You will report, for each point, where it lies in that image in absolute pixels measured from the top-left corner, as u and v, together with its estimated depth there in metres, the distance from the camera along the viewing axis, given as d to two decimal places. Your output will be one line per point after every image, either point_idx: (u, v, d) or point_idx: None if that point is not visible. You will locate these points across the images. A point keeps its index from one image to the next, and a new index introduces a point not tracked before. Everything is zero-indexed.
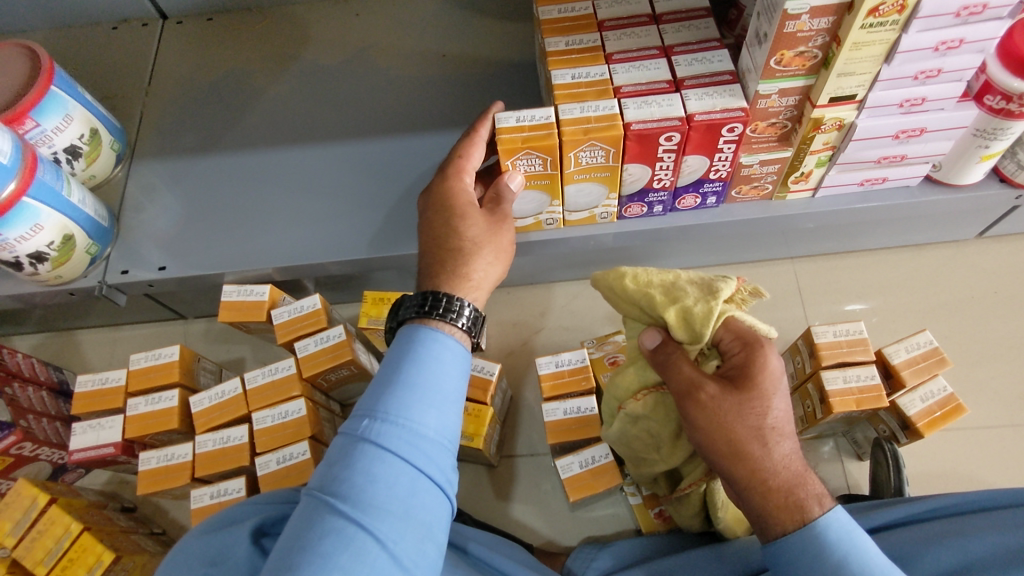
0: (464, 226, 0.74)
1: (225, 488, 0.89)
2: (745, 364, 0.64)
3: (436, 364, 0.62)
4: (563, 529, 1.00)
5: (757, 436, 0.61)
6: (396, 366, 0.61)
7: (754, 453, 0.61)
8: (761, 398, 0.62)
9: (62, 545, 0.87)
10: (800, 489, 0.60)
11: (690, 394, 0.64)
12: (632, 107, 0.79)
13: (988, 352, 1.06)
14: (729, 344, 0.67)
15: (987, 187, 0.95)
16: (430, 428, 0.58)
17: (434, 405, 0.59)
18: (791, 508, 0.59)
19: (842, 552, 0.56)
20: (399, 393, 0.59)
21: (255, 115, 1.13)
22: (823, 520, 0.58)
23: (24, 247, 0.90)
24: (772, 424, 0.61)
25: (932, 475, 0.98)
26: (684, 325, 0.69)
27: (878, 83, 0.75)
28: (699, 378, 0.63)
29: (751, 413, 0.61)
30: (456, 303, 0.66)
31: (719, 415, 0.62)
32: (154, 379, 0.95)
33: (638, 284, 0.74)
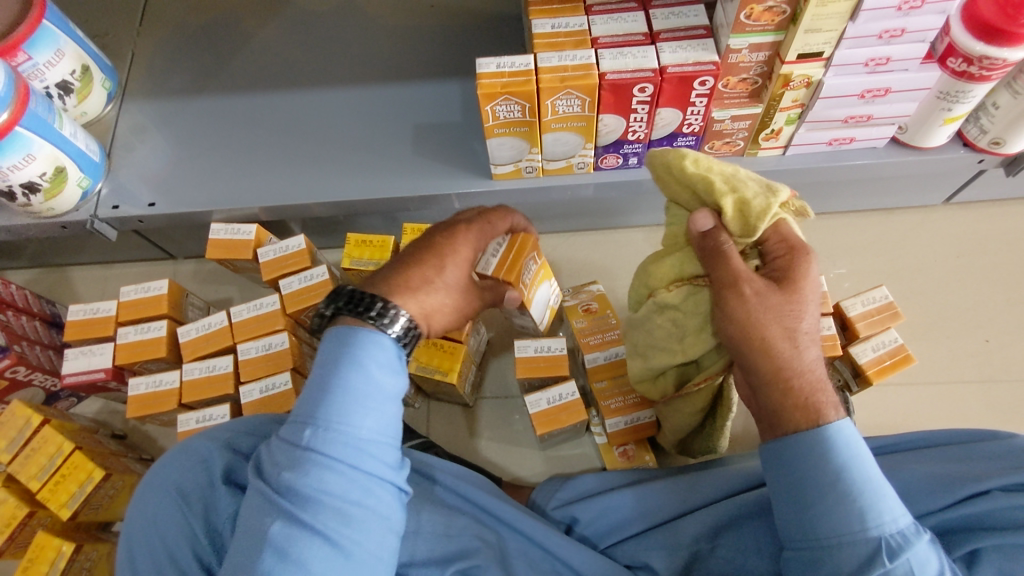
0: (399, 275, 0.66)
1: (210, 413, 0.94)
2: (789, 268, 0.66)
3: (374, 365, 0.60)
4: (533, 466, 1.05)
5: (790, 336, 0.62)
6: (329, 370, 0.59)
7: (780, 350, 0.62)
8: (801, 303, 0.63)
9: (54, 462, 0.91)
10: (820, 394, 0.62)
11: (735, 285, 0.64)
12: (608, 57, 0.82)
13: (947, 312, 1.10)
14: (775, 247, 0.68)
15: (951, 150, 0.98)
16: (368, 430, 0.58)
17: (373, 409, 0.59)
18: (805, 407, 0.61)
19: (845, 458, 0.59)
20: (333, 399, 0.58)
21: (245, 58, 1.15)
22: (835, 424, 0.60)
23: (17, 176, 0.93)
24: (807, 330, 0.63)
25: (884, 425, 1.03)
26: (739, 215, 0.68)
27: (844, 41, 0.78)
28: (745, 273, 0.64)
29: (790, 314, 0.63)
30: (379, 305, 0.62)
31: (755, 314, 0.63)
32: (143, 310, 0.99)
33: (696, 168, 0.70)
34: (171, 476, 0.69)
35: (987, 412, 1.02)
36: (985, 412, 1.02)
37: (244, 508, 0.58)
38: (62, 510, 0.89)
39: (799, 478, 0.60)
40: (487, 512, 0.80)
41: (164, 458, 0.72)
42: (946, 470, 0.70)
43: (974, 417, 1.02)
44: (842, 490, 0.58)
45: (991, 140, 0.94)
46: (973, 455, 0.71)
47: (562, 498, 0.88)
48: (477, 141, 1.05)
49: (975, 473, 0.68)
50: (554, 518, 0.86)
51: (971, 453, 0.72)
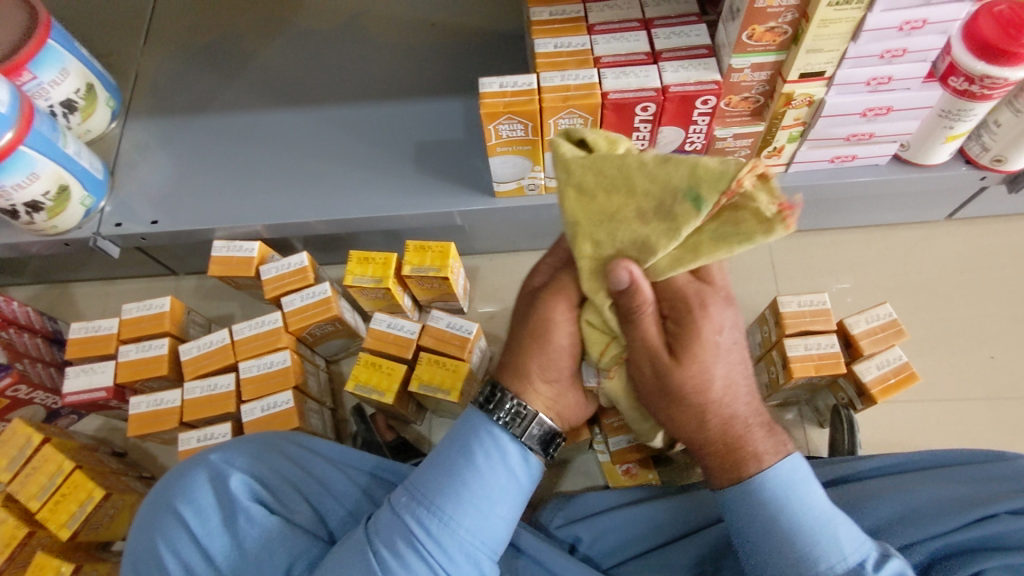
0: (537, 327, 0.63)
1: (211, 432, 0.94)
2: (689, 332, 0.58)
3: (504, 471, 0.61)
4: (535, 484, 1.05)
5: (696, 413, 0.61)
6: (456, 452, 0.62)
7: (684, 421, 0.62)
8: (703, 369, 0.59)
9: (55, 481, 0.91)
10: (742, 446, 0.60)
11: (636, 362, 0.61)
12: (610, 77, 0.82)
13: (951, 328, 1.10)
14: (662, 302, 0.60)
15: (953, 167, 0.98)
16: (474, 532, 0.60)
17: (480, 508, 0.60)
18: (726, 466, 0.61)
19: (771, 513, 0.58)
20: (449, 486, 0.60)
21: (248, 76, 1.15)
22: (758, 478, 0.59)
23: (21, 195, 0.93)
24: (714, 395, 0.60)
25: (889, 443, 1.02)
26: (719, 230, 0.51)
27: (846, 60, 0.78)
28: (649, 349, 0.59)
29: (689, 390, 0.59)
30: (508, 405, 0.62)
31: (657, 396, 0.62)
32: (145, 328, 0.99)
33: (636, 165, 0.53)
34: (183, 493, 0.70)
35: (992, 430, 1.02)
36: (990, 430, 1.02)
37: (342, 546, 0.62)
38: (62, 530, 0.89)
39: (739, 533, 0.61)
40: (490, 532, 0.79)
41: (171, 474, 0.73)
42: (953, 492, 0.70)
43: (979, 435, 1.01)
44: (779, 535, 0.58)
45: (993, 157, 0.94)
46: (980, 476, 0.71)
47: (565, 517, 0.87)
48: (480, 158, 1.05)
49: (982, 496, 0.68)
50: (557, 538, 0.85)
51: (977, 474, 0.71)
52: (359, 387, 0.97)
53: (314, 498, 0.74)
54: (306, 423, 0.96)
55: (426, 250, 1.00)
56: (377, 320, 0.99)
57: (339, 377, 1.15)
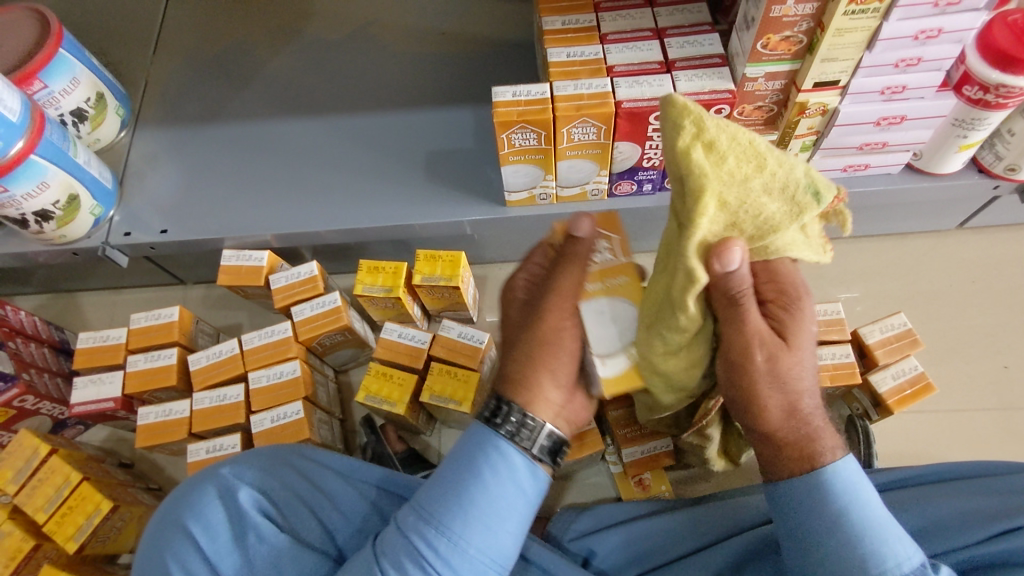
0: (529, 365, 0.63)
1: (220, 443, 0.93)
2: (785, 326, 0.59)
3: (508, 485, 0.58)
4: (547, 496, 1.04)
5: (789, 400, 0.59)
6: (462, 468, 0.59)
7: (774, 408, 0.59)
8: (798, 360, 0.59)
9: (62, 493, 0.90)
10: (817, 441, 0.59)
11: (741, 356, 0.58)
12: (624, 86, 0.82)
13: (963, 338, 1.09)
14: (763, 289, 0.61)
15: (966, 176, 0.98)
16: (479, 553, 0.57)
17: (488, 523, 0.57)
18: (804, 458, 0.59)
19: (842, 502, 0.57)
20: (456, 503, 0.57)
21: (258, 86, 1.16)
22: (832, 468, 0.58)
23: (31, 204, 0.93)
24: (804, 387, 0.60)
25: (903, 454, 1.01)
26: (760, 222, 0.55)
27: (861, 69, 0.78)
28: (751, 340, 0.57)
29: (792, 375, 0.59)
30: (514, 415, 0.60)
31: (761, 382, 0.58)
32: (154, 338, 0.98)
33: (703, 127, 0.53)
34: (192, 510, 0.69)
35: (1007, 442, 1.01)
36: (1006, 441, 1.01)
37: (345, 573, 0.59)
38: (69, 543, 0.88)
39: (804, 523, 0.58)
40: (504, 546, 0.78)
41: (180, 489, 0.72)
42: (975, 504, 0.69)
43: (994, 447, 1.00)
44: (846, 533, 0.56)
45: (1007, 166, 0.94)
46: (1002, 488, 0.70)
47: (578, 530, 0.85)
48: (490, 168, 1.05)
49: (1005, 509, 0.67)
50: (570, 551, 0.83)
51: (998, 486, 0.70)
52: (369, 398, 0.96)
53: (323, 513, 0.73)
54: (315, 434, 0.95)
55: (437, 259, 1.00)
56: (388, 330, 0.98)
57: (348, 388, 1.14)
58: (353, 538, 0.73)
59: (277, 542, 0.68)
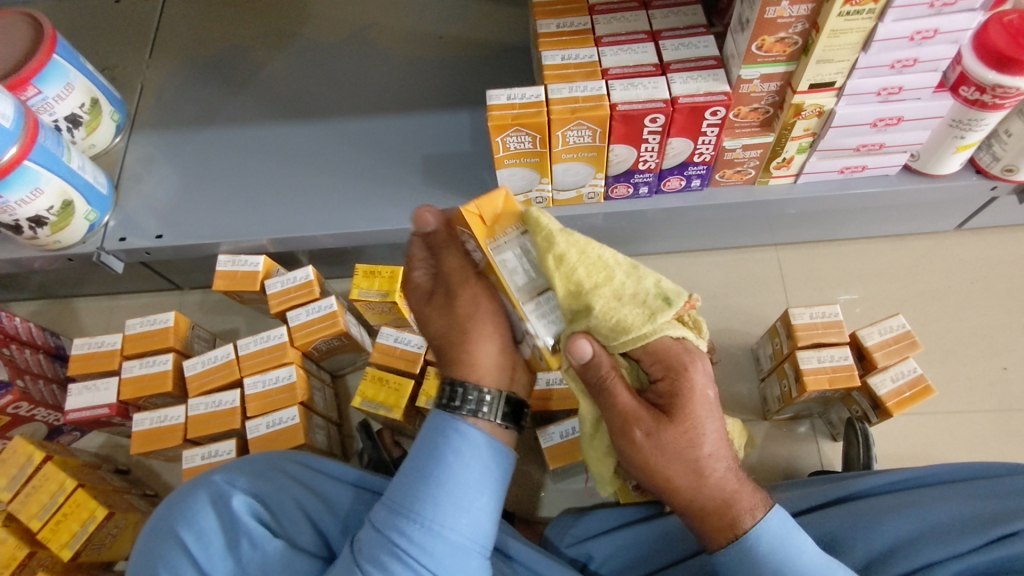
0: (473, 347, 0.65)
1: (216, 449, 0.92)
2: (673, 394, 0.59)
3: (474, 467, 0.60)
4: (544, 500, 1.03)
5: (691, 469, 0.60)
6: (429, 458, 0.60)
7: (678, 478, 0.60)
8: (691, 429, 0.59)
9: (56, 501, 0.89)
10: (733, 506, 0.60)
11: (624, 429, 0.60)
12: (619, 88, 0.82)
13: (963, 339, 1.09)
14: (650, 368, 0.61)
15: (964, 177, 0.97)
16: (461, 533, 0.58)
17: (457, 504, 0.58)
18: (725, 527, 0.60)
19: (775, 562, 0.58)
20: (426, 491, 0.58)
21: (254, 90, 1.15)
22: (754, 534, 0.59)
23: (24, 210, 0.93)
24: (707, 452, 0.60)
25: (903, 457, 1.01)
26: (612, 327, 0.59)
27: (857, 71, 0.78)
28: (634, 412, 0.59)
29: (684, 446, 0.59)
30: (471, 394, 0.62)
31: (653, 457, 0.60)
32: (149, 343, 0.98)
33: (553, 241, 0.59)
34: (185, 518, 0.68)
35: (1007, 444, 1.00)
36: (1006, 443, 1.00)
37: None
38: (63, 550, 0.87)
39: None
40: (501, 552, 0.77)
41: (174, 497, 0.72)
42: (972, 508, 0.68)
43: (994, 449, 1.00)
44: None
45: (1004, 167, 0.93)
46: (1001, 491, 0.69)
47: (576, 535, 0.84)
48: (486, 171, 1.05)
49: (1003, 512, 0.66)
50: (568, 557, 0.83)
51: (997, 488, 0.70)
52: (366, 403, 0.96)
53: (319, 518, 0.72)
54: (311, 440, 0.95)
55: None
56: (385, 334, 0.98)
57: (345, 392, 1.13)
58: (349, 542, 0.72)
59: (271, 549, 0.67)
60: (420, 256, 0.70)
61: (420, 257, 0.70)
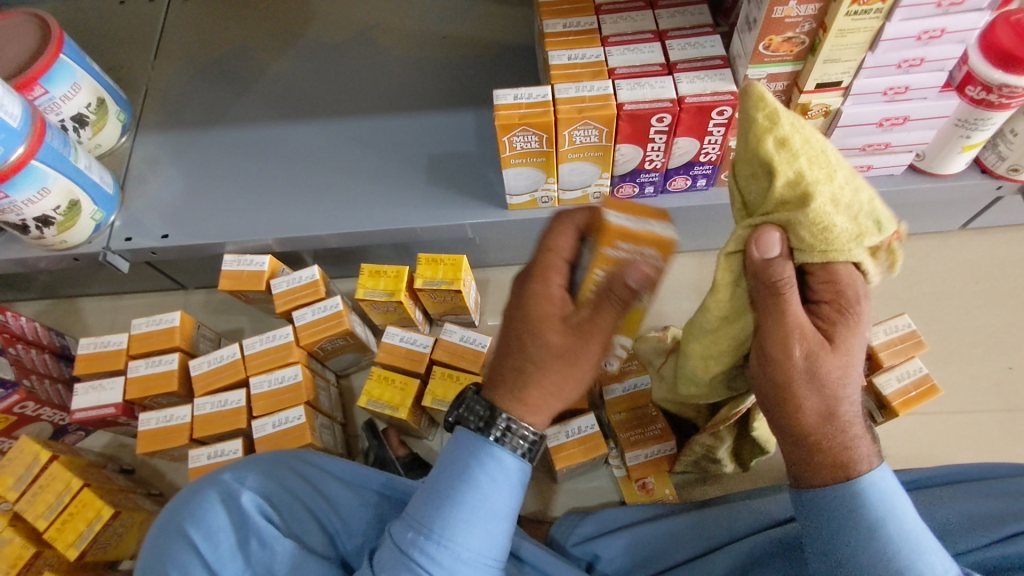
0: (534, 377, 0.58)
1: (222, 449, 0.92)
2: (836, 320, 0.57)
3: (496, 487, 0.58)
4: (550, 500, 1.03)
5: (827, 403, 0.56)
6: (450, 476, 0.58)
7: (809, 410, 0.56)
8: (847, 361, 0.56)
9: (63, 500, 0.89)
10: (852, 450, 0.56)
11: (778, 346, 0.55)
12: (626, 88, 0.82)
13: (967, 339, 1.09)
14: (757, 288, 0.57)
15: (969, 177, 0.97)
16: (476, 554, 0.57)
17: (477, 523, 0.57)
18: (838, 466, 0.56)
19: (878, 514, 0.54)
20: (444, 511, 0.57)
21: (259, 90, 1.15)
22: (871, 479, 0.55)
23: (31, 210, 0.93)
24: (847, 391, 0.56)
25: (909, 457, 1.01)
26: (819, 232, 0.56)
27: (864, 70, 0.78)
28: (799, 327, 0.55)
29: (833, 378, 0.55)
30: (502, 421, 0.58)
31: (795, 380, 0.55)
32: (155, 343, 0.98)
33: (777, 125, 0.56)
34: (193, 516, 0.69)
35: (1013, 444, 1.00)
36: (1011, 443, 1.00)
37: None
38: (70, 550, 0.87)
39: (833, 529, 0.55)
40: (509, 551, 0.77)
41: (183, 496, 0.72)
42: (979, 506, 0.68)
43: (1000, 448, 1.00)
44: (882, 544, 0.53)
45: (1010, 166, 0.93)
46: (1011, 489, 0.69)
47: (583, 533, 0.84)
48: (491, 171, 1.05)
49: (1011, 511, 0.66)
50: (574, 556, 0.82)
51: (1005, 487, 0.69)
52: (371, 403, 0.96)
53: (326, 520, 0.73)
54: (317, 439, 0.95)
55: (438, 262, 1.00)
56: (390, 334, 0.98)
57: (349, 392, 1.13)
58: (353, 542, 0.73)
59: (280, 549, 0.67)
60: (565, 254, 0.62)
61: (561, 251, 0.62)
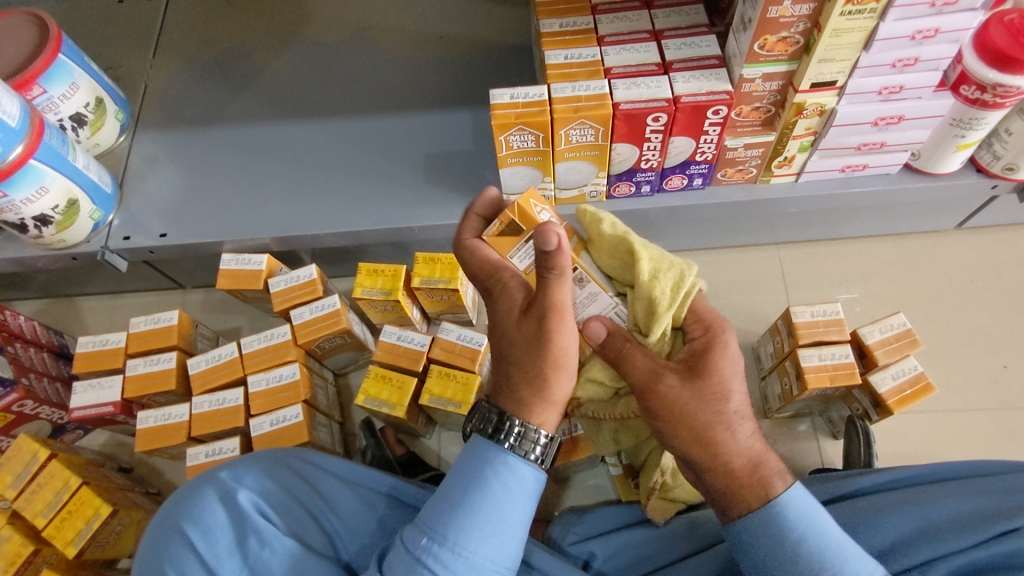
0: (512, 375, 0.60)
1: (220, 447, 0.93)
2: (704, 349, 0.64)
3: (510, 492, 0.57)
4: (547, 498, 1.03)
5: (719, 420, 0.61)
6: (468, 483, 0.57)
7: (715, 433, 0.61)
8: (721, 387, 0.62)
9: (61, 498, 0.89)
10: (763, 467, 0.61)
11: (650, 383, 0.63)
12: (621, 87, 0.82)
13: (963, 337, 1.09)
14: (691, 326, 0.67)
15: (964, 176, 0.98)
16: (485, 562, 0.56)
17: (491, 531, 0.56)
18: (755, 487, 0.60)
19: (798, 531, 0.58)
20: (459, 518, 0.56)
21: (257, 90, 1.16)
22: (783, 498, 0.59)
23: (30, 209, 0.93)
24: (737, 412, 0.62)
25: (904, 455, 1.01)
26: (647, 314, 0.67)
27: (858, 70, 0.78)
28: (659, 367, 0.63)
29: (712, 399, 0.62)
30: (515, 425, 0.58)
31: (683, 403, 0.61)
32: (153, 342, 0.98)
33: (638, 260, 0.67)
34: (191, 514, 0.69)
35: (1007, 441, 1.00)
36: (1005, 441, 1.00)
37: None
38: (68, 548, 0.87)
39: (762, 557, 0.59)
40: None
41: (180, 493, 0.72)
42: (973, 504, 0.68)
43: (994, 446, 1.00)
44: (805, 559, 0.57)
45: (1004, 166, 0.94)
46: (1004, 487, 0.69)
47: (578, 533, 0.84)
48: (488, 170, 1.05)
49: (1004, 509, 0.67)
50: (570, 554, 0.82)
51: (998, 484, 0.70)
52: (369, 401, 0.96)
53: (324, 518, 0.73)
54: (315, 437, 0.96)
55: (435, 262, 1.00)
56: (388, 333, 0.99)
57: (347, 391, 1.14)
58: (354, 542, 0.72)
59: (279, 545, 0.67)
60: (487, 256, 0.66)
61: (492, 262, 0.64)
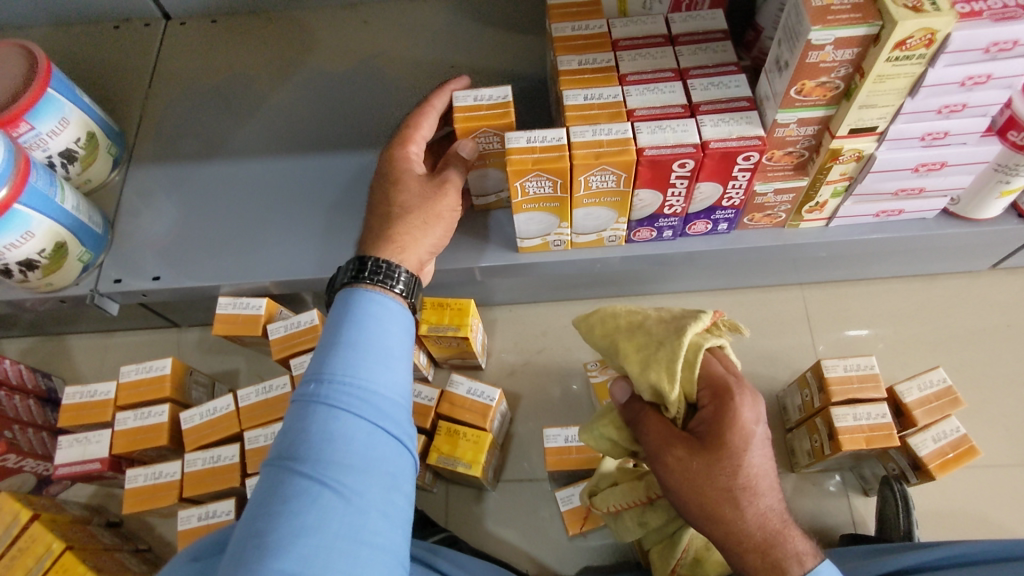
0: (398, 193, 0.76)
1: (214, 510, 0.87)
2: (716, 418, 0.60)
3: (387, 326, 0.64)
4: (561, 560, 0.97)
5: (729, 497, 0.59)
6: (345, 328, 0.63)
7: (729, 512, 0.59)
8: (732, 458, 0.59)
9: (43, 564, 0.84)
10: (778, 548, 0.58)
11: (660, 453, 0.62)
12: (646, 131, 0.77)
13: (1001, 387, 1.03)
14: (700, 391, 0.63)
15: (1005, 222, 0.92)
16: (383, 389, 0.61)
17: (381, 358, 0.62)
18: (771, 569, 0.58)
19: None
20: (348, 350, 0.61)
21: (257, 122, 1.11)
22: None
23: (14, 254, 0.88)
24: (745, 484, 0.59)
25: (941, 516, 0.95)
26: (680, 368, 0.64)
27: (901, 115, 0.73)
28: (667, 440, 0.62)
29: (720, 475, 0.59)
30: (383, 265, 0.68)
31: (691, 477, 0.60)
32: (144, 393, 0.92)
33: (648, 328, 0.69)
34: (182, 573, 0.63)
35: None
36: None
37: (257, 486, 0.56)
38: None
39: None
40: None
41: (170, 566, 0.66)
42: None
43: None
44: None
45: None
46: None
47: None
48: (501, 210, 1.00)
49: None
50: None
51: None
52: None
53: None
54: None
55: (444, 307, 0.94)
56: None
57: None
58: None
59: None
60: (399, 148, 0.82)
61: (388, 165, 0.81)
